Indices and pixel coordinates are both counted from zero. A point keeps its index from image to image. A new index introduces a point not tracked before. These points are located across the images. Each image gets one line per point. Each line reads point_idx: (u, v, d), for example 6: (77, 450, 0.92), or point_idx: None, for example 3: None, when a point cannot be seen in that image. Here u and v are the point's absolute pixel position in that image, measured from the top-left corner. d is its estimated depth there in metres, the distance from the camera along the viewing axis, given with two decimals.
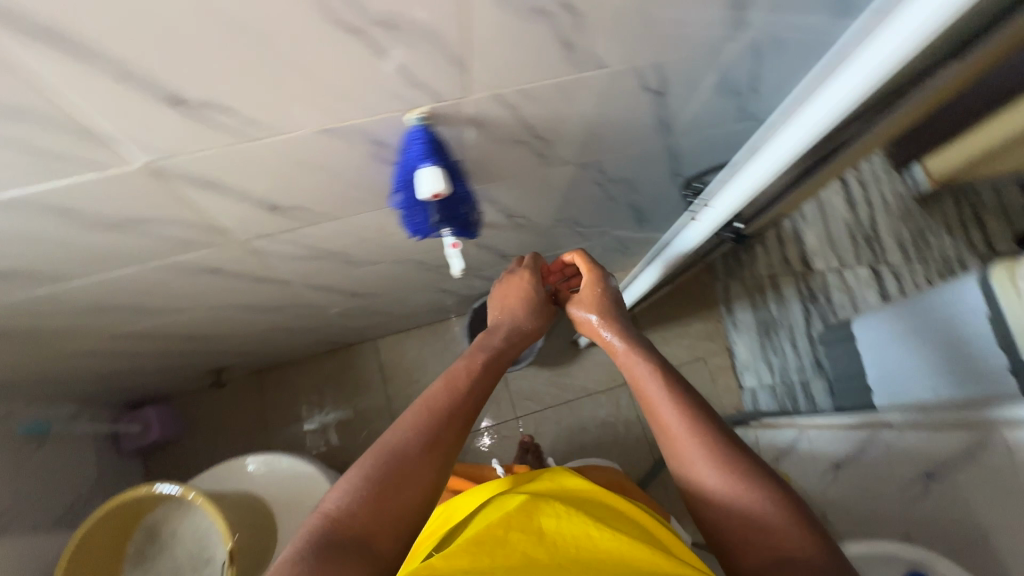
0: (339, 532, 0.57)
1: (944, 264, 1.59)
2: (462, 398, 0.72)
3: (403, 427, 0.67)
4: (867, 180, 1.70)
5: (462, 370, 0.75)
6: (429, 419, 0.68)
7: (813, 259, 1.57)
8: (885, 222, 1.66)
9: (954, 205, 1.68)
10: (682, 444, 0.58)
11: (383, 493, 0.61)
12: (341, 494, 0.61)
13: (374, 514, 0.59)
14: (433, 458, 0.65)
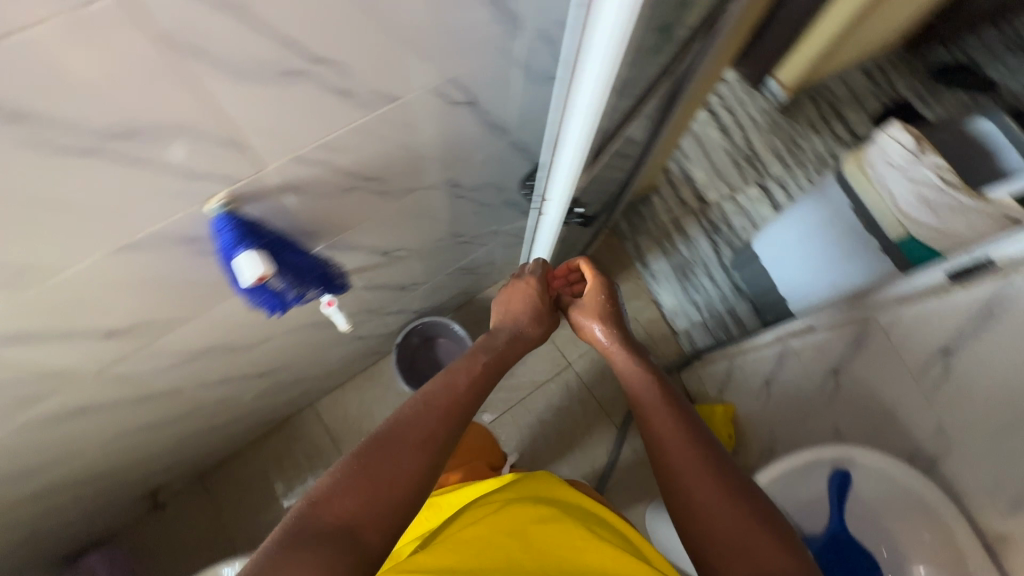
0: (326, 522, 0.52)
1: (818, 161, 1.72)
2: (466, 401, 0.69)
3: (401, 420, 0.63)
4: (733, 105, 1.79)
5: (466, 373, 0.72)
6: (428, 416, 0.64)
7: (706, 193, 1.67)
8: (760, 138, 1.76)
9: (813, 105, 1.81)
10: (681, 455, 0.61)
11: (375, 482, 0.55)
12: (328, 486, 0.55)
13: (363, 506, 0.54)
14: (431, 454, 0.60)
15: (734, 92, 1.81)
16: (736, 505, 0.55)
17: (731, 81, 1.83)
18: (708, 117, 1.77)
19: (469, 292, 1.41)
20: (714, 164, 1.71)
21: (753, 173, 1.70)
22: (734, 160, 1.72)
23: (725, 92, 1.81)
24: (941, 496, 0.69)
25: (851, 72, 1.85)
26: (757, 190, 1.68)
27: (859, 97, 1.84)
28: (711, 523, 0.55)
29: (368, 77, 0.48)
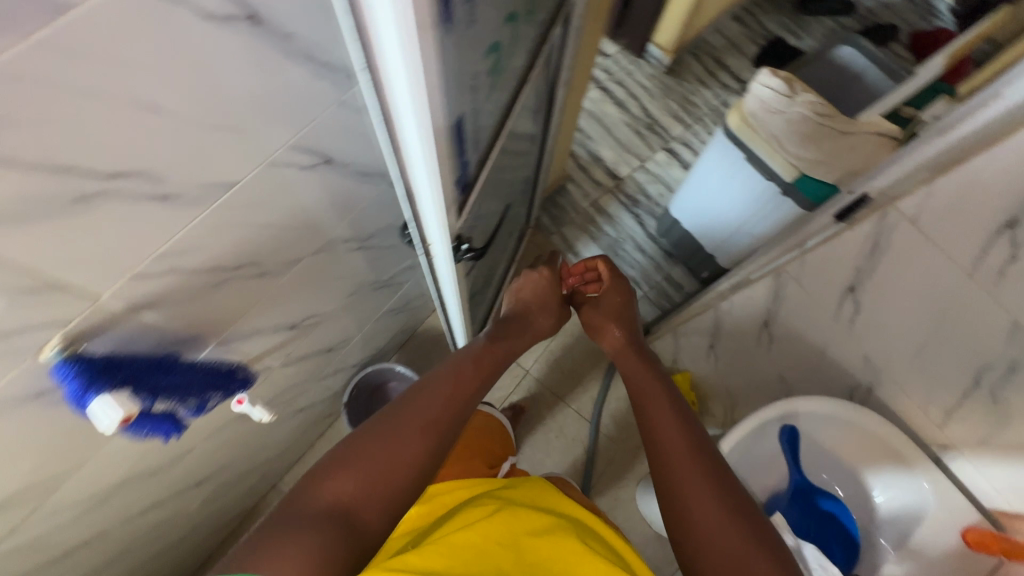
0: (326, 500, 0.58)
1: (714, 113, 1.77)
2: (466, 394, 0.77)
3: (405, 409, 0.70)
4: (622, 77, 1.81)
5: (467, 368, 0.81)
6: (430, 408, 0.72)
7: (617, 169, 1.68)
8: (654, 104, 1.79)
9: (697, 61, 1.86)
10: (685, 466, 0.71)
11: (374, 466, 0.62)
12: (331, 470, 0.62)
13: (359, 488, 0.60)
14: (429, 441, 0.68)
15: (621, 65, 1.83)
16: (739, 523, 0.63)
17: (614, 54, 1.85)
18: (602, 94, 1.78)
19: (408, 327, 1.37)
20: (619, 139, 1.72)
21: (657, 139, 1.73)
22: (637, 131, 1.74)
23: (612, 66, 1.83)
24: (882, 420, 0.71)
25: (724, 21, 1.92)
26: (665, 155, 1.71)
27: (737, 44, 1.90)
28: (710, 536, 0.63)
29: (191, 174, 0.44)
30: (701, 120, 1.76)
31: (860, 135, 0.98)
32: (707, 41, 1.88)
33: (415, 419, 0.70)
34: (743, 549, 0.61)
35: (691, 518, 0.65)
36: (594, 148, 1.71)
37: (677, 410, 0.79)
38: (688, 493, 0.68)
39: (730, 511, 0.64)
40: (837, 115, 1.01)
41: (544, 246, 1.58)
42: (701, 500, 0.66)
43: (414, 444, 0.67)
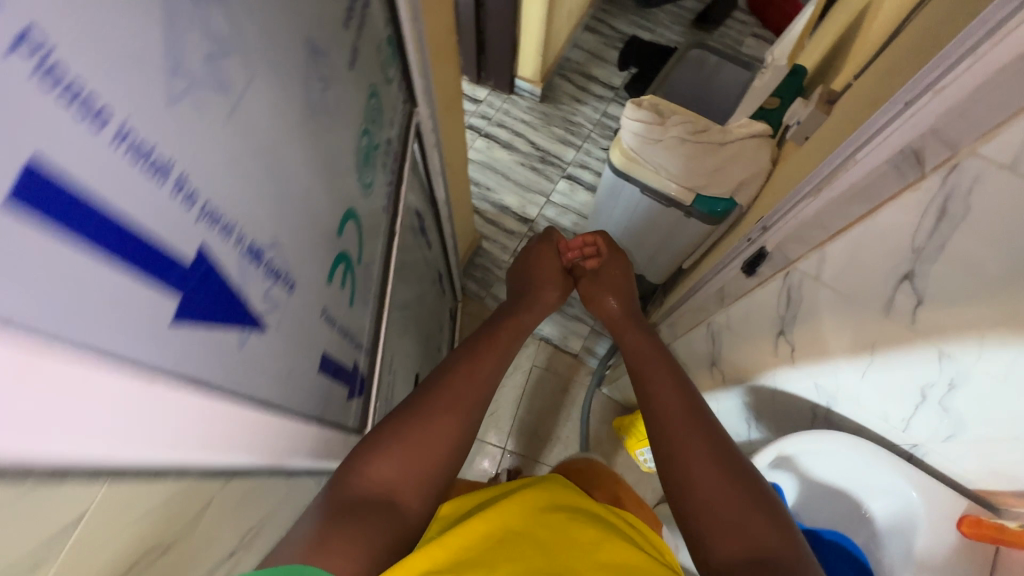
0: (366, 487, 0.56)
1: (599, 127, 1.79)
2: (492, 367, 0.76)
3: (434, 387, 0.68)
4: (501, 118, 1.80)
5: (488, 354, 0.77)
6: (465, 384, 0.70)
7: (526, 211, 1.65)
8: (540, 134, 1.78)
9: (567, 81, 1.87)
10: (683, 431, 0.68)
11: (411, 449, 0.60)
12: (368, 452, 0.59)
13: (401, 473, 0.58)
14: (463, 416, 0.66)
15: (496, 106, 1.82)
16: (739, 487, 0.61)
17: (487, 97, 1.83)
18: (487, 140, 1.75)
19: None
20: (518, 181, 1.70)
21: (554, 169, 1.72)
22: (533, 167, 1.72)
23: (488, 109, 1.81)
24: (854, 441, 0.70)
25: (580, 36, 1.94)
26: (566, 182, 1.70)
27: (598, 53, 1.93)
28: (717, 508, 0.60)
29: None
30: (589, 138, 1.77)
31: (736, 142, 0.99)
32: (571, 59, 1.91)
33: (445, 394, 0.68)
34: (744, 509, 0.59)
35: (692, 480, 0.63)
36: (498, 196, 1.68)
37: (673, 371, 0.77)
38: (688, 455, 0.65)
39: (733, 478, 0.62)
40: (710, 126, 1.02)
41: (480, 314, 1.52)
42: (701, 461, 0.64)
43: (452, 419, 0.65)
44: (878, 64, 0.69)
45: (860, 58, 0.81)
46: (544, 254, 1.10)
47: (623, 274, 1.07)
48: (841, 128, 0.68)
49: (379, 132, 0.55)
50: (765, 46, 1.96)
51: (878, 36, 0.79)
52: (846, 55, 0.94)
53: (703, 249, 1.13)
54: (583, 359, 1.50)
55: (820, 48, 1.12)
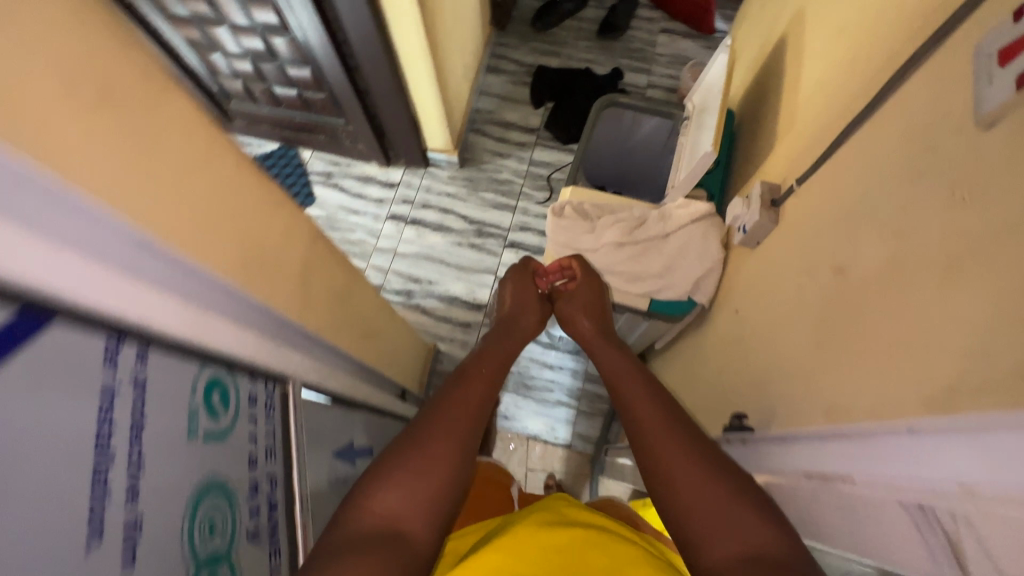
0: (371, 522, 0.50)
1: (529, 179, 1.66)
2: (482, 400, 0.65)
3: (433, 407, 0.61)
4: (424, 197, 1.65)
5: (474, 377, 0.68)
6: (461, 406, 0.62)
7: (476, 295, 1.53)
8: (469, 202, 1.64)
9: (484, 135, 1.73)
10: (658, 432, 0.57)
11: (416, 473, 0.54)
12: (371, 483, 0.53)
13: (408, 500, 0.52)
14: (467, 434, 0.59)
15: (415, 185, 1.66)
16: (727, 488, 0.49)
17: (403, 177, 1.68)
18: (415, 227, 1.61)
19: None
20: (460, 265, 1.56)
21: (495, 241, 1.59)
22: (472, 244, 1.59)
23: (408, 191, 1.66)
24: None
25: (483, 83, 1.79)
26: (511, 253, 1.57)
27: (509, 94, 1.79)
28: (707, 515, 0.48)
29: None
30: (522, 195, 1.64)
31: (680, 231, 0.88)
32: (481, 108, 1.76)
33: (445, 416, 0.60)
34: (732, 515, 0.47)
35: (676, 489, 0.51)
36: (443, 286, 1.55)
37: (645, 380, 0.65)
38: (668, 460, 0.53)
39: (721, 478, 0.50)
40: (647, 215, 0.91)
41: None
42: (683, 465, 0.52)
43: (455, 440, 0.58)
44: (820, 180, 0.58)
45: (788, 143, 0.71)
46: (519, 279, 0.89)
47: (598, 289, 0.85)
48: (798, 270, 0.57)
49: (236, 517, 0.42)
50: (678, 41, 1.83)
51: (802, 120, 0.69)
52: (771, 117, 0.83)
53: (673, 336, 1.02)
54: (578, 448, 1.38)
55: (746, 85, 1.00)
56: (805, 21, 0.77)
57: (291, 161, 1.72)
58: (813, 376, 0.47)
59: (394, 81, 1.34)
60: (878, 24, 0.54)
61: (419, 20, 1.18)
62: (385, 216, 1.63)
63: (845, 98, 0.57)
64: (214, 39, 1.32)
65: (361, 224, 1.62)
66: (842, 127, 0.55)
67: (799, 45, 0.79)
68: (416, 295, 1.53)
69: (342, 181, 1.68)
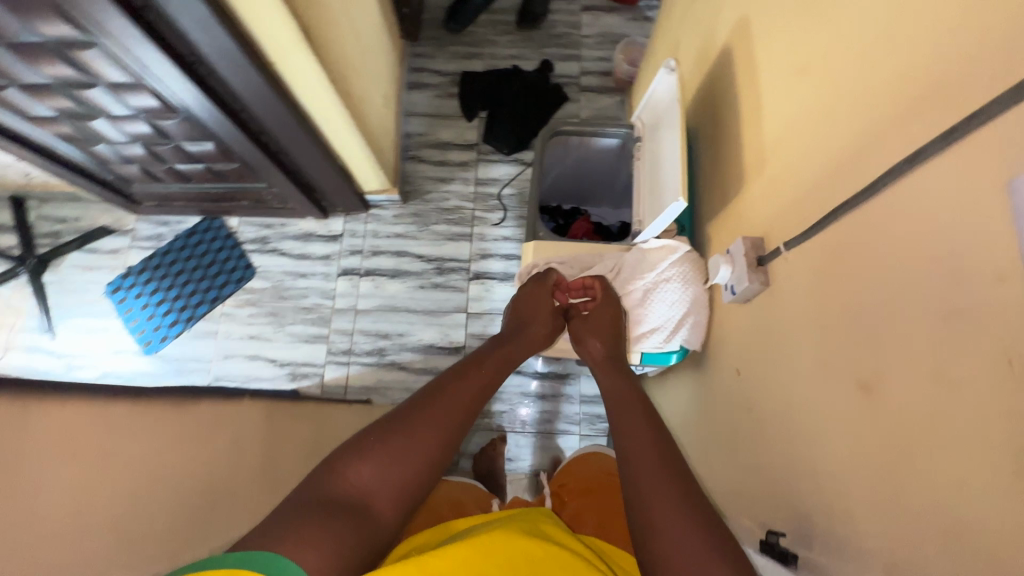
0: (346, 488, 0.64)
1: (479, 201, 1.57)
2: (467, 404, 0.78)
3: (422, 407, 0.74)
4: (373, 244, 1.54)
5: (462, 390, 0.78)
6: (445, 410, 0.75)
7: (452, 338, 1.46)
8: (422, 239, 1.54)
9: (422, 162, 1.61)
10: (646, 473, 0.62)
11: (391, 455, 0.68)
12: (349, 458, 0.67)
13: (379, 479, 0.66)
14: (443, 434, 0.72)
15: (360, 233, 1.54)
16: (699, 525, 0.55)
17: (345, 227, 1.55)
18: (371, 279, 1.51)
19: None
20: (427, 309, 1.48)
21: (459, 276, 1.51)
22: (435, 284, 1.50)
23: (354, 240, 1.54)
24: None
25: (409, 104, 1.66)
26: (478, 285, 1.50)
27: (439, 111, 1.66)
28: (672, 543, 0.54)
29: None
30: (476, 220, 1.55)
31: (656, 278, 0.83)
32: (412, 133, 1.63)
33: (428, 415, 0.73)
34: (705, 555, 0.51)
35: (652, 525, 0.56)
36: (415, 335, 1.46)
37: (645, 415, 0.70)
38: (649, 496, 0.59)
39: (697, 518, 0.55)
40: (623, 258, 0.87)
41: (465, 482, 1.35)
42: (662, 503, 0.58)
43: (431, 437, 0.72)
44: (814, 256, 0.53)
45: (767, 190, 0.65)
46: (536, 290, 0.90)
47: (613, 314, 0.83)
48: (814, 358, 0.52)
49: None
50: (602, 16, 1.72)
51: (780, 167, 0.63)
52: (736, 144, 0.76)
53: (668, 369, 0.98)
54: None
55: (698, 93, 0.92)
56: (761, 40, 0.70)
57: (220, 231, 1.56)
58: (862, 517, 0.43)
59: (315, 143, 1.20)
60: (866, 85, 0.47)
61: (330, 84, 1.03)
62: (337, 273, 1.51)
63: (832, 162, 0.51)
64: (94, 130, 1.14)
65: (313, 287, 1.50)
66: (837, 201, 0.49)
67: (757, 66, 0.71)
68: (390, 352, 1.45)
69: (281, 244, 1.54)
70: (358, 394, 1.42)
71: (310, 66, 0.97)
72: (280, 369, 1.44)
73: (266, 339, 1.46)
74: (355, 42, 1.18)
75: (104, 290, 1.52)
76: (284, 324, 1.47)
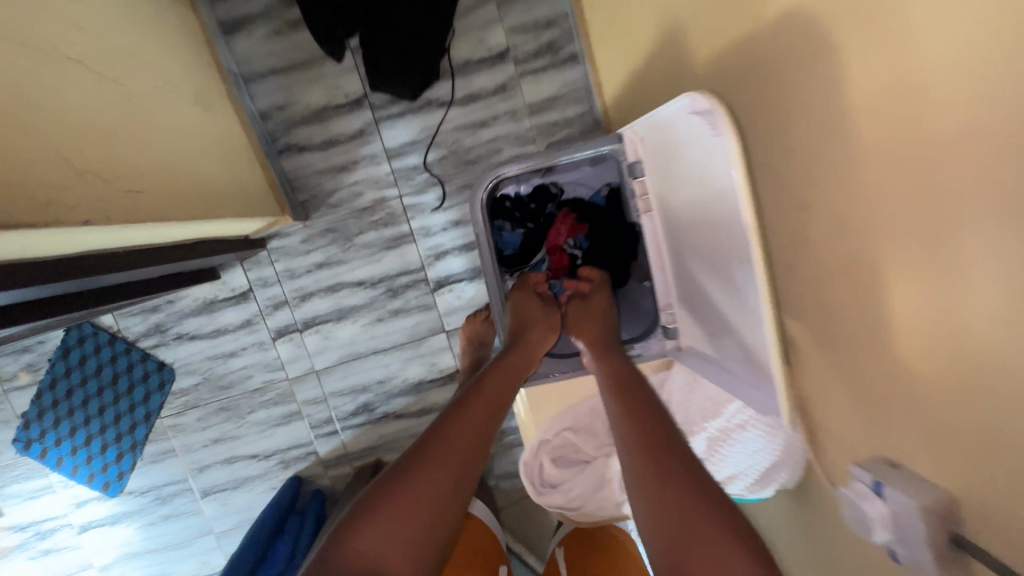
0: (352, 559, 0.49)
1: (402, 179, 1.13)
2: (480, 425, 0.61)
3: (428, 439, 0.58)
4: (295, 286, 1.17)
5: (469, 409, 0.62)
6: (455, 439, 0.58)
7: (440, 366, 1.21)
8: (352, 259, 1.16)
9: (305, 150, 1.12)
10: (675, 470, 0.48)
11: (399, 505, 0.52)
12: (353, 523, 0.51)
13: (390, 538, 0.50)
14: (456, 471, 0.56)
15: (272, 278, 1.16)
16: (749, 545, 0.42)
17: (248, 276, 1.16)
18: (315, 331, 1.19)
19: None
20: (398, 343, 1.19)
21: (417, 290, 1.17)
22: (395, 311, 1.18)
23: (269, 290, 1.17)
24: None
25: (240, 63, 1.08)
26: (446, 294, 1.18)
27: (290, 58, 1.09)
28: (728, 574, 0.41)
29: None
30: (408, 209, 1.14)
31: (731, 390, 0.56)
32: (269, 108, 1.10)
33: (434, 449, 0.57)
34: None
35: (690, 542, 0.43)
36: (397, 376, 1.21)
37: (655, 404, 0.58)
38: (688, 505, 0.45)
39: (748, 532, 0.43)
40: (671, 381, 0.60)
41: (524, 512, 1.26)
42: (704, 522, 0.44)
43: (443, 475, 0.55)
44: None
45: (959, 415, 0.34)
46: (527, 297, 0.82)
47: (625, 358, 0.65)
48: None
49: None
50: None
51: (1004, 406, 0.31)
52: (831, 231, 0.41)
53: None
54: None
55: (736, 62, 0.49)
56: (944, 74, 0.29)
57: (100, 338, 1.18)
58: None
59: (132, 255, 0.77)
60: None
61: (94, 224, 0.58)
62: (271, 337, 1.19)
63: None
64: None
65: (254, 362, 1.20)
66: None
67: (923, 125, 0.32)
68: (379, 405, 1.22)
69: (183, 326, 1.18)
70: (364, 458, 1.24)
71: (36, 235, 0.52)
72: (267, 462, 1.24)
73: (234, 438, 1.23)
74: (102, 85, 0.66)
75: (13, 450, 1.22)
76: (244, 416, 1.22)
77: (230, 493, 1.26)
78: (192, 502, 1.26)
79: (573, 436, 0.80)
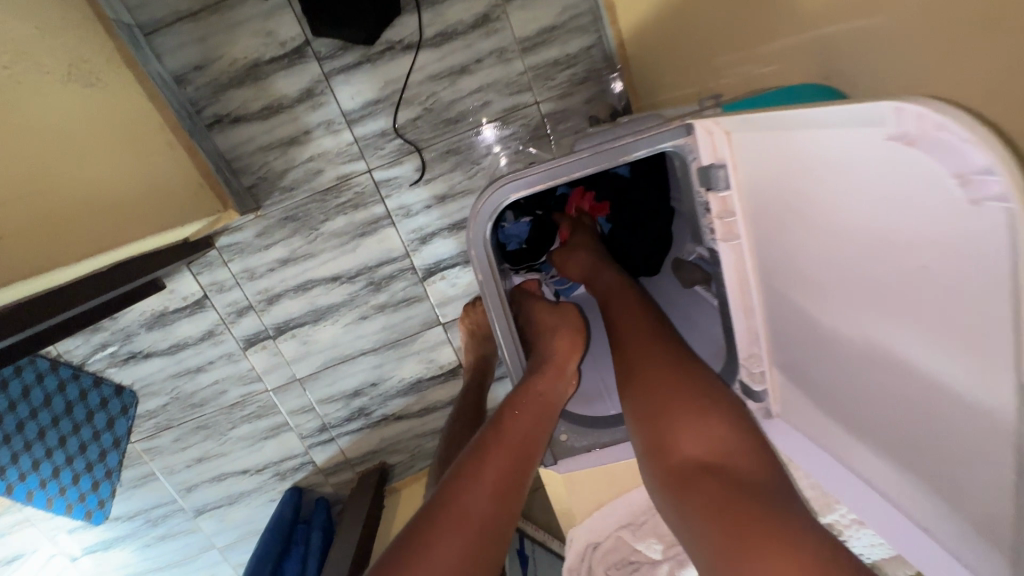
0: None
1: (369, 150, 0.91)
2: (506, 477, 0.49)
3: (444, 499, 0.46)
4: (258, 288, 0.98)
5: (494, 457, 0.50)
6: (477, 499, 0.46)
7: (440, 361, 1.06)
8: (322, 252, 0.96)
9: (241, 121, 0.88)
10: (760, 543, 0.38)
11: None
12: None
13: None
14: (479, 542, 0.44)
15: (228, 281, 0.97)
16: None
17: (200, 281, 0.97)
18: (292, 336, 1.02)
19: None
20: (389, 340, 1.04)
21: (404, 280, 1.00)
22: (380, 307, 1.01)
23: (228, 295, 0.98)
24: None
25: (134, 10, 0.82)
26: (438, 281, 1.00)
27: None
28: None
29: None
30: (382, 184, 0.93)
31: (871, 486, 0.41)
32: (186, 68, 0.85)
33: (453, 513, 0.45)
34: None
35: None
36: (392, 376, 1.07)
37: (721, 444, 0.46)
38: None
39: None
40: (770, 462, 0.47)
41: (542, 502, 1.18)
42: None
43: (463, 549, 0.43)
44: None
45: None
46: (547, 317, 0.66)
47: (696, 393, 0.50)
48: None
49: None
50: None
51: None
52: None
53: None
54: None
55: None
56: None
57: (37, 366, 1.00)
58: None
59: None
60: None
61: None
62: (241, 347, 1.02)
63: None
64: None
65: (227, 375, 1.04)
66: None
67: None
68: (375, 408, 1.09)
69: (136, 343, 1.01)
70: (366, 462, 1.14)
71: None
72: (261, 476, 1.13)
73: (219, 455, 1.11)
74: None
75: None
76: (225, 432, 1.09)
77: (227, 509, 1.16)
78: (187, 521, 1.17)
79: (629, 536, 0.67)
